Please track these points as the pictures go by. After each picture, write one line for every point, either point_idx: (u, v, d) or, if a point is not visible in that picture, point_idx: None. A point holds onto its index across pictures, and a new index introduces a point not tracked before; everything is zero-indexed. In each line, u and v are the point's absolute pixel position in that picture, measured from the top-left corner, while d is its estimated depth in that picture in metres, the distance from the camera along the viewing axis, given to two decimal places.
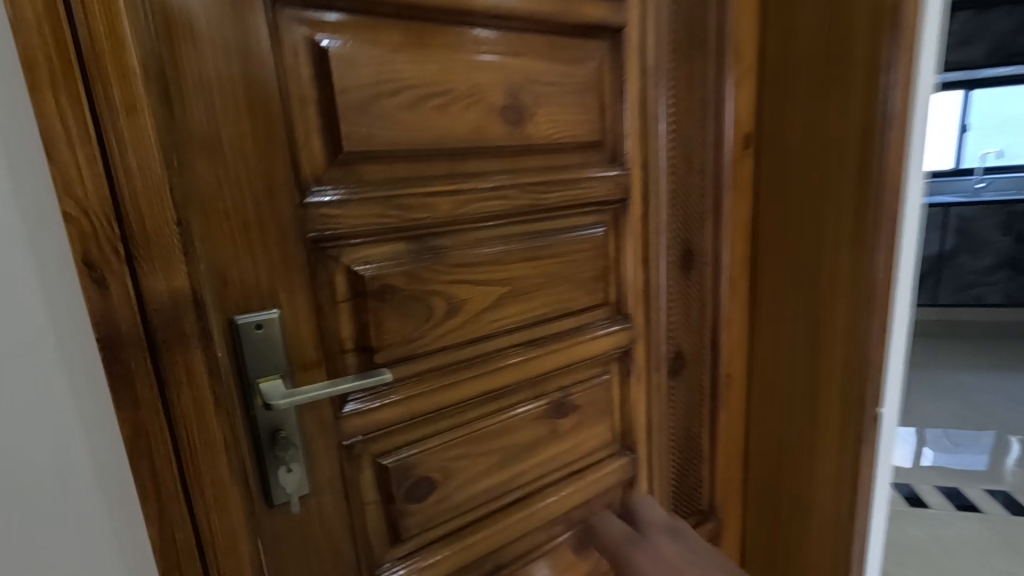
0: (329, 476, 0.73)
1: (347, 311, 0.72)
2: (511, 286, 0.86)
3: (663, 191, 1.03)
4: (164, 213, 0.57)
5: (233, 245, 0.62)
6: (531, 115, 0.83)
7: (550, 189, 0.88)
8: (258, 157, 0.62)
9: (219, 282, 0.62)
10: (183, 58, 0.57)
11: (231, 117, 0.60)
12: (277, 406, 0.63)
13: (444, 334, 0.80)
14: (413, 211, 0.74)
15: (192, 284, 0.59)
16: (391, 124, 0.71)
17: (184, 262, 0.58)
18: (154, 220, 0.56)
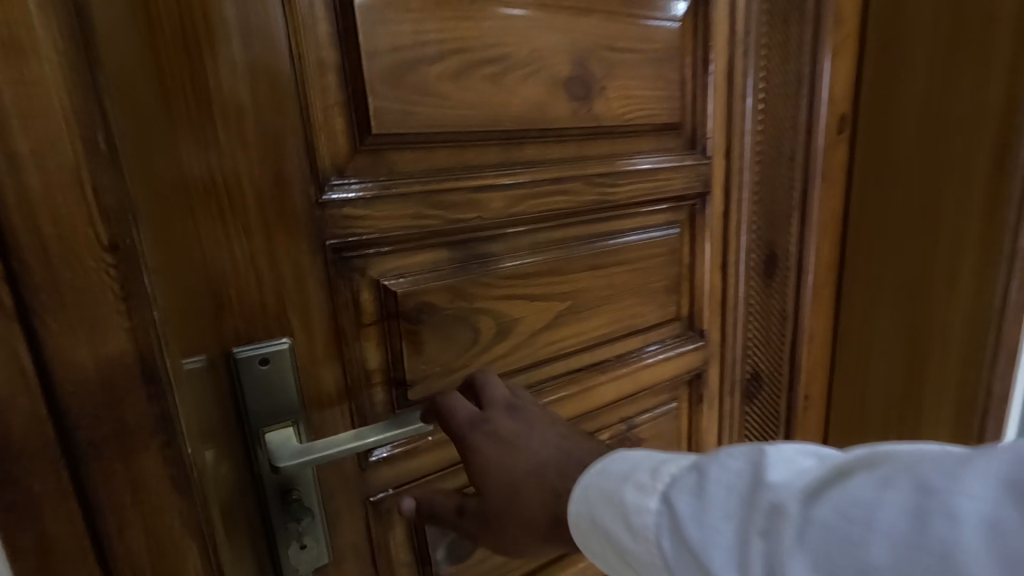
0: (354, 539, 0.59)
1: (375, 336, 0.57)
2: (571, 301, 0.71)
3: (748, 184, 0.86)
4: (87, 235, 0.33)
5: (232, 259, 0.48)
6: (602, 90, 0.67)
7: (620, 182, 0.72)
8: (261, 144, 0.48)
9: (200, 307, 0.47)
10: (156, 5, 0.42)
11: (224, 88, 0.46)
12: (281, 467, 0.48)
13: (492, 361, 0.65)
14: (457, 210, 0.59)
15: (140, 351, 0.36)
16: (433, 100, 0.55)
17: (126, 317, 0.35)
18: (73, 246, 0.33)
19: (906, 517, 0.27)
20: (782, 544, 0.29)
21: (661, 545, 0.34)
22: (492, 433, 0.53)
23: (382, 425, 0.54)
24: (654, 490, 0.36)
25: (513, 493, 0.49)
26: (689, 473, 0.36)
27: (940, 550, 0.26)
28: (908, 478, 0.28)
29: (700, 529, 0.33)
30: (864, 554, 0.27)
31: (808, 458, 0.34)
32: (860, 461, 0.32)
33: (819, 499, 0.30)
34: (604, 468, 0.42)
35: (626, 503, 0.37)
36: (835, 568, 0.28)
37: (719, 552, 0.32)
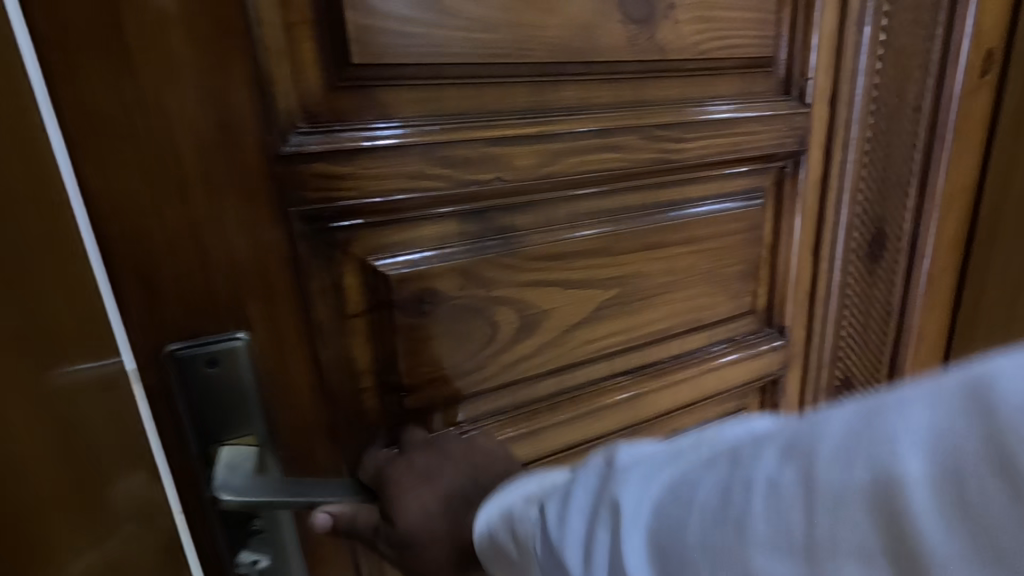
0: None
1: (363, 329, 0.45)
2: (620, 289, 0.56)
3: (855, 141, 0.67)
4: None
5: (160, 231, 0.36)
6: (670, 9, 0.50)
7: (689, 136, 0.55)
8: (196, 73, 0.34)
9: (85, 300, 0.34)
10: None
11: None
12: (220, 497, 0.38)
13: (514, 362, 0.52)
14: (471, 168, 0.45)
15: None
16: (437, 17, 0.41)
17: None
18: None
19: (720, 490, 0.28)
20: (624, 536, 0.30)
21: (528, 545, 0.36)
22: (407, 465, 0.44)
23: (342, 482, 0.43)
24: (533, 500, 0.37)
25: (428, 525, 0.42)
26: (561, 481, 0.38)
27: (736, 524, 0.27)
28: (725, 458, 0.30)
29: (557, 531, 0.33)
30: (681, 537, 0.28)
31: (657, 453, 0.36)
32: (696, 452, 0.33)
33: (651, 488, 0.32)
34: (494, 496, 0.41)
35: (512, 510, 0.38)
36: (666, 551, 0.29)
37: (575, 552, 0.32)
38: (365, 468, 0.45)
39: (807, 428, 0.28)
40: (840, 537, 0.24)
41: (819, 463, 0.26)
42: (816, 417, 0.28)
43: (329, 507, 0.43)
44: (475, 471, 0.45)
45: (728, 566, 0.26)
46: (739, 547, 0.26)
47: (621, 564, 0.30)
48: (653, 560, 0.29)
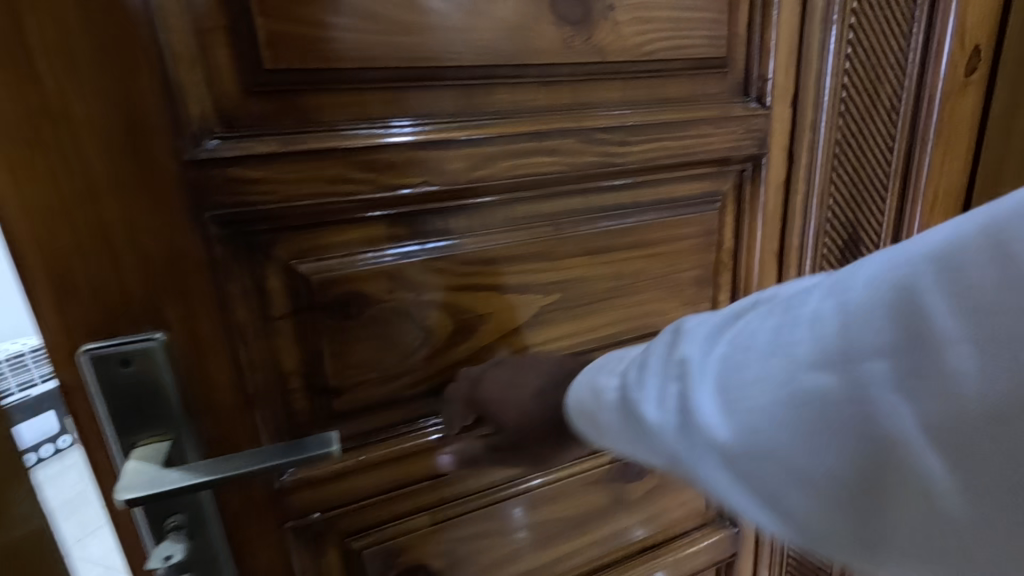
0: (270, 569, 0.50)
1: (289, 332, 0.46)
2: (563, 294, 0.55)
3: (824, 144, 0.65)
4: None
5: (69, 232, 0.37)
6: (608, 10, 0.49)
7: (635, 139, 0.54)
8: (99, 79, 0.35)
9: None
10: None
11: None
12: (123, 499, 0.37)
13: (449, 366, 0.52)
14: (398, 172, 0.45)
15: None
16: (354, 22, 0.41)
17: None
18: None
19: (778, 329, 0.31)
20: (698, 386, 0.33)
21: (653, 418, 0.35)
22: (488, 378, 0.50)
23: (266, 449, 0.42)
24: (620, 368, 0.39)
25: (509, 406, 0.48)
26: (633, 358, 0.40)
27: (786, 352, 0.30)
28: (776, 304, 0.32)
29: (643, 392, 0.36)
30: (741, 372, 0.31)
31: (710, 318, 0.36)
32: (746, 305, 0.35)
33: (716, 342, 0.34)
34: (576, 383, 0.43)
35: (598, 386, 0.40)
36: (736, 390, 0.31)
37: (663, 408, 0.34)
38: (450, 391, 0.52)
39: (840, 283, 0.30)
40: (873, 350, 0.27)
41: (855, 293, 0.29)
42: (856, 262, 0.31)
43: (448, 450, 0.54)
44: (562, 362, 0.49)
45: (793, 388, 0.29)
46: (790, 368, 0.30)
47: (697, 408, 0.33)
48: (723, 398, 0.32)
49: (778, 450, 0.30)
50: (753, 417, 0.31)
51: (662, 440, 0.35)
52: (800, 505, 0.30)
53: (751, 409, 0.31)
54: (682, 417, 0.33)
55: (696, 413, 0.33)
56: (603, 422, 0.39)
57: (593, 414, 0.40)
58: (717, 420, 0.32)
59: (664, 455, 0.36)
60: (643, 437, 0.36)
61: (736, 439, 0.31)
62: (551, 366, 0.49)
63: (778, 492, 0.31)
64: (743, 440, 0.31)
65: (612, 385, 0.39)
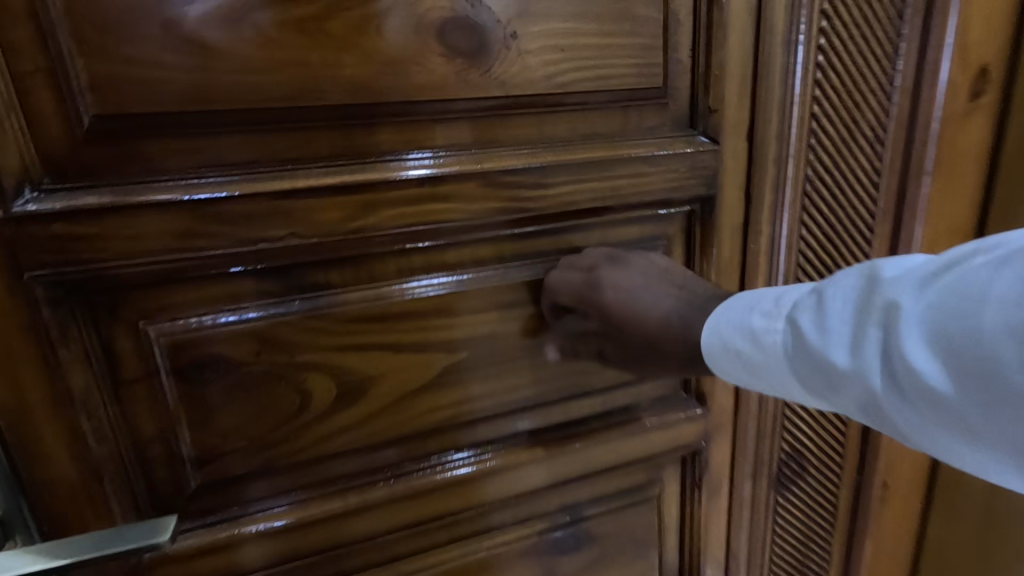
0: None
1: (144, 396, 0.42)
2: (472, 351, 0.49)
3: (791, 181, 0.56)
4: None
5: None
6: (510, 38, 0.43)
7: (553, 180, 0.47)
8: None
9: None
10: None
11: None
12: None
13: (335, 430, 0.47)
14: (261, 223, 0.40)
15: None
16: (195, 60, 0.36)
17: None
18: None
19: (1019, 291, 0.29)
20: (898, 333, 0.34)
21: (848, 361, 0.36)
22: (612, 278, 0.48)
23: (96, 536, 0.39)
24: (780, 311, 0.41)
25: (647, 351, 0.48)
26: (806, 292, 0.40)
27: (996, 303, 0.30)
28: (1020, 255, 0.30)
29: (824, 333, 0.37)
30: (979, 322, 0.30)
31: (922, 260, 0.36)
32: (965, 249, 0.33)
33: (925, 292, 0.33)
34: (727, 308, 0.44)
35: (754, 329, 0.42)
36: (949, 335, 0.32)
37: (856, 352, 0.36)
38: (558, 292, 0.49)
39: None
40: None
41: None
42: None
43: (553, 343, 0.53)
44: (686, 299, 0.47)
45: (1018, 339, 0.29)
46: (951, 312, 0.32)
47: (901, 350, 0.33)
48: (934, 344, 0.32)
49: (950, 392, 0.32)
50: (959, 353, 0.31)
51: (848, 382, 0.37)
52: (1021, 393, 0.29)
53: (995, 356, 0.30)
54: (863, 354, 0.35)
55: (894, 361, 0.34)
56: (783, 369, 0.41)
57: (743, 357, 0.43)
58: (925, 364, 0.33)
59: (866, 398, 0.36)
60: (837, 381, 0.37)
61: (956, 390, 0.32)
62: (666, 290, 0.48)
63: (943, 419, 0.33)
64: (933, 388, 0.32)
65: (813, 334, 0.38)
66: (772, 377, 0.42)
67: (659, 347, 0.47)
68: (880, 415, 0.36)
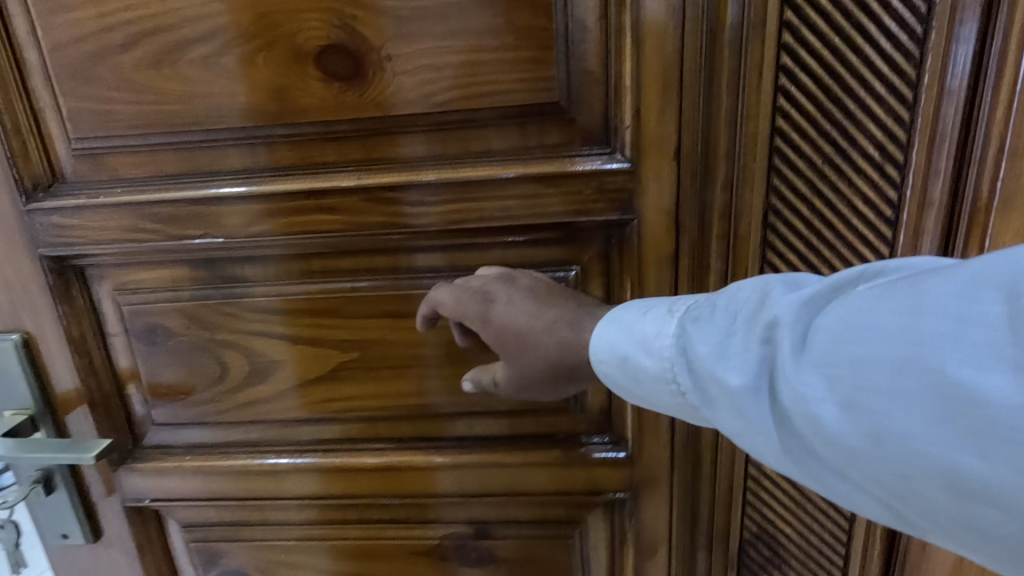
0: (121, 534, 0.60)
1: (122, 346, 0.55)
2: (366, 351, 0.53)
3: (746, 210, 0.46)
4: None
5: None
6: (385, 61, 0.44)
7: (437, 197, 0.48)
8: None
9: None
10: None
11: None
12: None
13: (251, 399, 0.55)
14: (182, 222, 0.49)
15: None
16: (132, 94, 0.46)
17: None
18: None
19: (905, 317, 0.25)
20: (787, 351, 0.28)
21: (732, 381, 0.30)
22: (497, 288, 0.45)
23: (70, 444, 0.52)
24: (672, 315, 0.34)
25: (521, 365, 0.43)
26: (697, 299, 0.34)
27: (878, 332, 0.25)
28: (902, 284, 0.26)
29: (713, 346, 0.31)
30: (863, 351, 0.26)
31: (810, 280, 0.31)
32: (850, 275, 0.29)
33: (810, 313, 0.28)
34: (609, 319, 0.38)
35: (645, 335, 0.35)
36: (833, 362, 0.26)
37: (744, 370, 0.29)
38: (444, 295, 0.47)
39: (951, 268, 0.25)
40: None
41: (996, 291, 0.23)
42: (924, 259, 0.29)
43: (470, 375, 0.47)
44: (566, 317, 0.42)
45: (897, 374, 0.25)
46: (835, 336, 0.27)
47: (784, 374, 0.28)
48: (820, 370, 0.27)
49: (833, 425, 0.26)
50: (843, 384, 0.26)
51: (729, 403, 0.30)
52: (898, 434, 0.25)
53: (878, 390, 0.25)
54: (750, 373, 0.29)
55: (782, 380, 0.28)
56: (668, 384, 0.34)
57: (629, 366, 0.36)
58: (812, 389, 0.27)
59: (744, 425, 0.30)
60: (719, 403, 0.31)
61: (845, 424, 0.26)
62: (545, 302, 0.43)
63: (825, 456, 0.27)
64: (815, 418, 0.27)
65: (700, 344, 0.32)
66: (654, 393, 0.36)
67: (534, 364, 0.43)
68: (766, 448, 0.30)
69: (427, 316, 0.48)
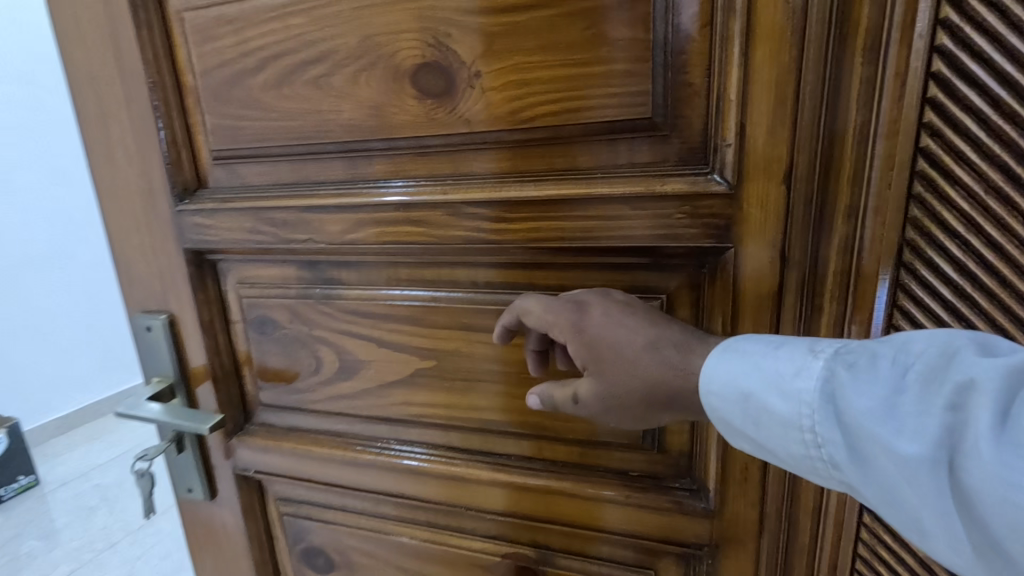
0: (229, 497, 0.67)
1: (241, 332, 0.62)
2: (441, 361, 0.54)
3: (872, 245, 0.39)
4: None
5: (128, 250, 0.61)
6: (475, 77, 0.45)
7: (518, 213, 0.47)
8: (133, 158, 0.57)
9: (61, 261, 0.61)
10: (70, 55, 0.56)
11: (109, 111, 0.56)
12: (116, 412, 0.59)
13: (339, 393, 0.59)
14: (290, 227, 0.54)
15: None
16: (259, 111, 0.52)
17: None
18: None
19: None
20: (979, 422, 0.26)
21: (900, 444, 0.28)
22: (592, 300, 0.42)
23: (195, 414, 0.60)
24: (817, 357, 0.33)
25: (610, 383, 0.40)
26: (845, 343, 0.33)
27: None
28: None
29: (877, 401, 0.29)
30: None
31: (991, 344, 0.29)
32: None
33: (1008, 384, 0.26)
34: (726, 350, 0.36)
35: (781, 375, 0.33)
36: None
37: (921, 436, 0.28)
38: (531, 302, 0.45)
39: None
40: None
41: None
42: None
43: (538, 392, 0.45)
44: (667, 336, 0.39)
45: None
46: None
47: (978, 449, 0.26)
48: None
49: None
50: None
51: (890, 467, 0.28)
52: None
53: None
54: (928, 439, 0.27)
55: (970, 455, 0.26)
56: (802, 431, 0.32)
57: (755, 405, 0.34)
58: (1009, 472, 0.25)
59: (906, 493, 0.28)
60: (876, 465, 0.29)
61: None
62: (643, 318, 0.40)
63: (1011, 547, 0.25)
64: (1009, 504, 0.25)
65: (861, 396, 0.30)
66: (780, 440, 0.33)
67: (624, 384, 0.39)
68: (928, 523, 0.28)
69: (506, 321, 0.47)
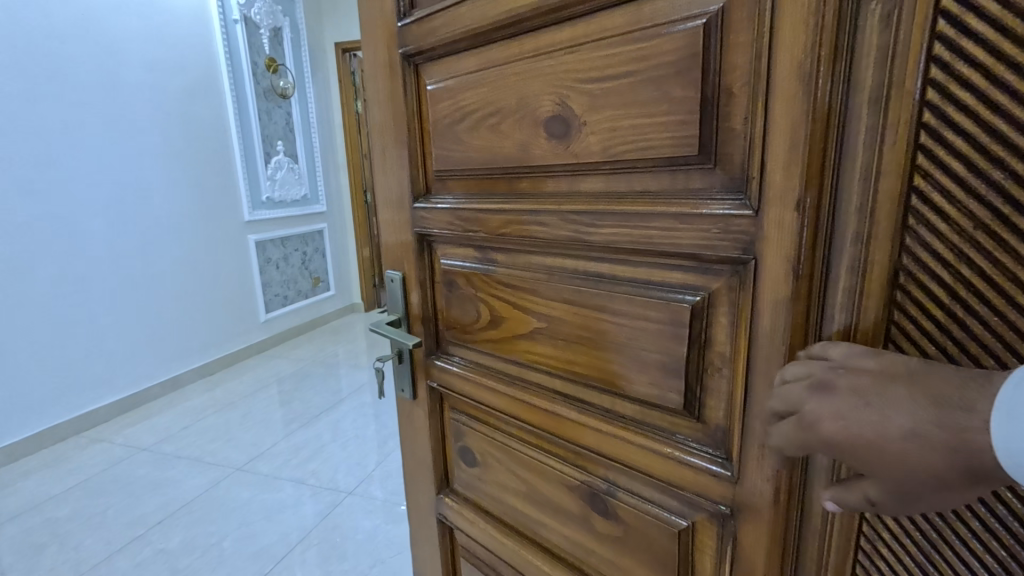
0: (424, 398, 1.01)
1: (439, 290, 0.93)
2: (550, 325, 0.74)
3: (876, 267, 0.45)
4: None
5: (388, 231, 0.98)
6: (583, 125, 0.64)
7: (603, 223, 0.64)
8: (395, 175, 0.93)
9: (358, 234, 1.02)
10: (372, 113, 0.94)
11: (387, 146, 0.92)
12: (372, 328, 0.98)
13: (489, 339, 0.85)
14: (469, 222, 0.81)
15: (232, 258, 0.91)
16: (460, 146, 0.81)
17: None
18: None
19: None
20: None
21: None
22: (832, 405, 0.43)
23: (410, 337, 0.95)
24: None
25: (903, 490, 0.39)
26: None
27: None
28: None
29: None
30: None
31: None
32: None
33: None
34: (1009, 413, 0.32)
35: None
36: None
37: None
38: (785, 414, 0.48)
39: None
40: None
41: None
42: None
43: (829, 497, 0.47)
44: (920, 421, 0.37)
45: None
46: None
47: None
48: None
49: None
50: None
51: None
52: None
53: None
54: None
55: None
56: None
57: None
58: None
59: None
60: None
61: None
62: (885, 410, 0.39)
63: None
64: None
65: None
66: None
67: (918, 488, 0.38)
68: None
69: (776, 439, 0.49)
